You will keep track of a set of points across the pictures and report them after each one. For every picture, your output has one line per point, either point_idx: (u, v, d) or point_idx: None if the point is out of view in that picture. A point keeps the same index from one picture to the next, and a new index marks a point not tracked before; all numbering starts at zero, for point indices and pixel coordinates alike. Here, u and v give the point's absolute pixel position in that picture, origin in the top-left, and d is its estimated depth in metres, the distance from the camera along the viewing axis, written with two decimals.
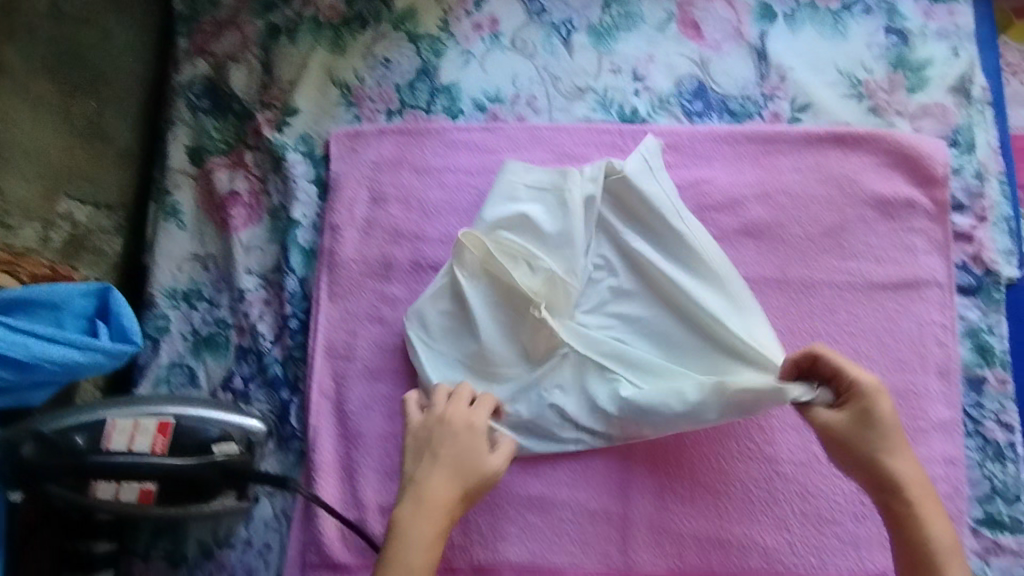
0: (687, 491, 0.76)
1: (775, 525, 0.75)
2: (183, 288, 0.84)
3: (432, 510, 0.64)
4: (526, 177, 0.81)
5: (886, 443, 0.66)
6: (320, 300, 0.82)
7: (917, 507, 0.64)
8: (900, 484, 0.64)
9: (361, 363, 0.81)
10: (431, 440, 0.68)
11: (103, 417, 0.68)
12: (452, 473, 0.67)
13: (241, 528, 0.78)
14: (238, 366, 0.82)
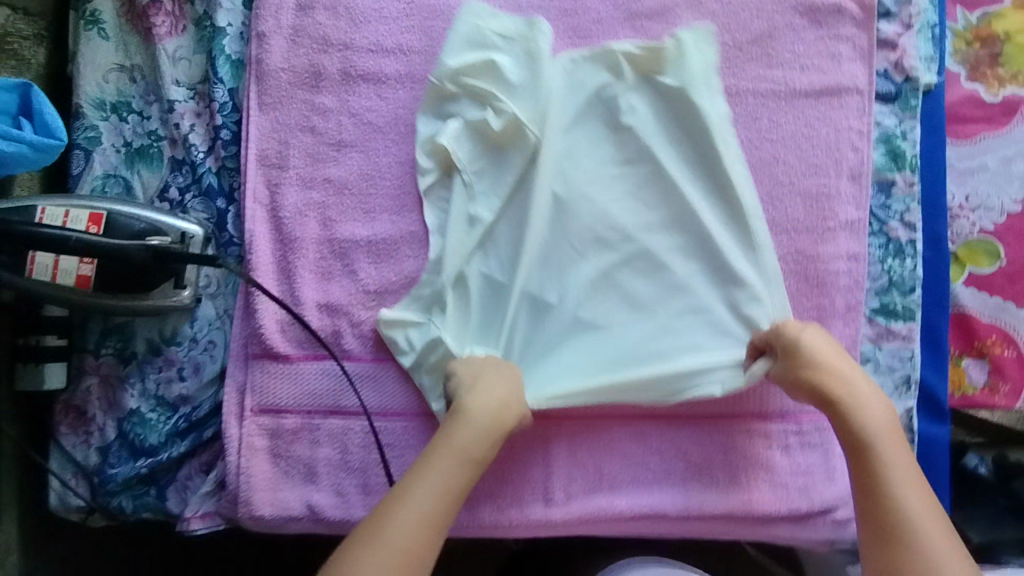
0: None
1: None
2: (111, 100, 0.84)
3: (451, 474, 0.65)
4: (492, 22, 0.81)
5: (836, 390, 0.68)
6: (250, 109, 0.83)
7: (860, 415, 0.67)
8: (853, 394, 0.68)
9: (294, 172, 0.82)
10: (455, 446, 0.66)
11: (33, 204, 0.72)
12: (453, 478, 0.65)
13: (185, 326, 0.81)
14: (173, 177, 0.83)
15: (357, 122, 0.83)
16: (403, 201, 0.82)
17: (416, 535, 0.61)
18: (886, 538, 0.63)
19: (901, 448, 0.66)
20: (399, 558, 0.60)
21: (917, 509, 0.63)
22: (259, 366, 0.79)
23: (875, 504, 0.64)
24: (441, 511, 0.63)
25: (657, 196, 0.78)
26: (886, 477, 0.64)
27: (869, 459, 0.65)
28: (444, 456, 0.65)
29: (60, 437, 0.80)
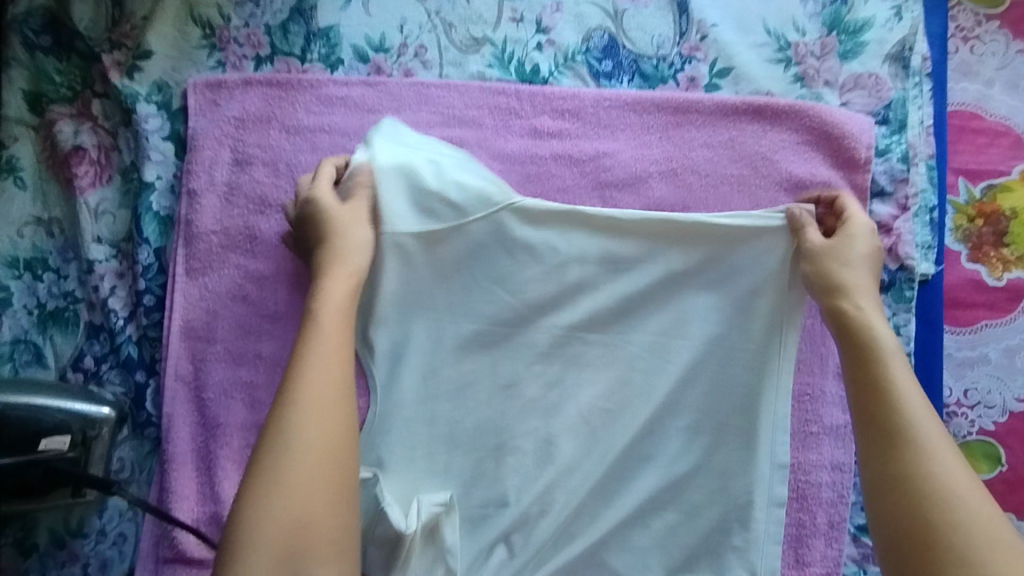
0: (570, 477, 0.73)
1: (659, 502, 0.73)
2: (25, 256, 0.76)
3: (331, 383, 0.56)
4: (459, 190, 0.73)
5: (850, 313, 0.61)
6: (176, 275, 0.75)
7: (892, 366, 0.55)
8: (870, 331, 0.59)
9: (222, 346, 0.74)
10: (322, 349, 0.57)
11: None
12: (341, 287, 0.64)
13: (93, 517, 0.73)
14: (88, 345, 0.76)
15: (291, 291, 0.75)
16: None
17: (309, 463, 0.52)
18: (919, 482, 0.49)
19: (914, 383, 0.54)
20: (316, 406, 0.54)
21: (933, 449, 0.50)
22: (168, 572, 0.71)
23: (902, 447, 0.51)
24: (330, 401, 0.55)
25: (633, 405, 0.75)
26: (906, 432, 0.51)
27: (882, 410, 0.53)
28: (320, 356, 0.57)
29: None
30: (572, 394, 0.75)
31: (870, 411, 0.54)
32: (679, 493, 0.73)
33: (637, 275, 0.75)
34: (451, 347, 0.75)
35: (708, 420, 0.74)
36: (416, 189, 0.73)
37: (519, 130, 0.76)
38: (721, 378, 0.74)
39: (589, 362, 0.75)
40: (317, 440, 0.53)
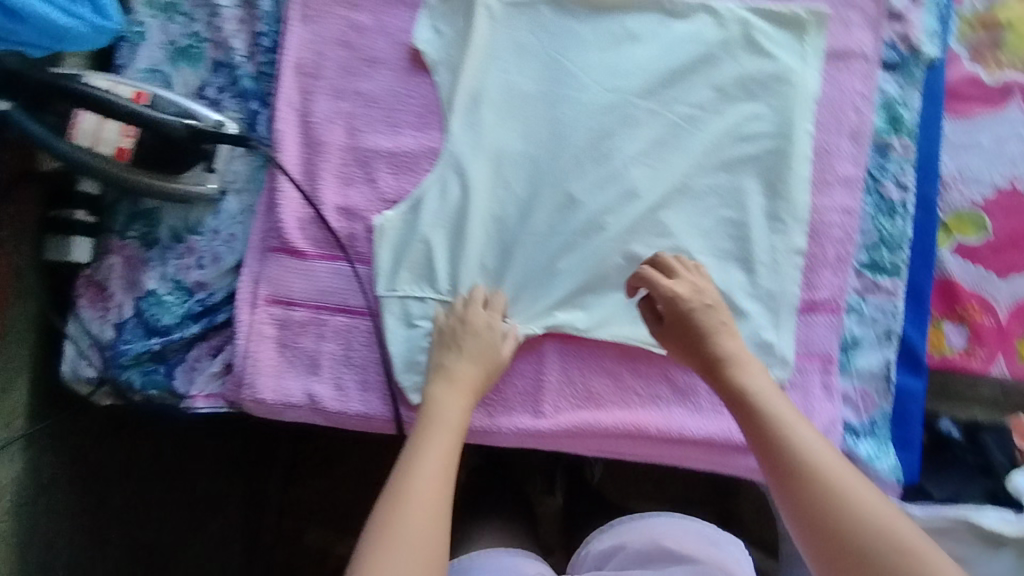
0: (625, 208, 0.84)
1: (696, 233, 0.84)
2: (163, 0, 0.88)
3: (448, 440, 0.69)
4: None
5: (705, 324, 0.72)
6: (292, 19, 0.87)
7: (744, 371, 0.69)
8: (716, 341, 0.71)
9: (328, 81, 0.87)
10: (451, 399, 0.73)
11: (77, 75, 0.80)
12: (462, 393, 0.74)
13: (208, 218, 0.86)
14: (212, 77, 0.88)
15: (389, 39, 0.87)
16: (427, 120, 0.87)
17: (419, 530, 0.61)
18: (801, 472, 0.60)
19: (760, 373, 0.68)
20: (422, 522, 0.61)
21: (797, 425, 0.63)
22: (275, 259, 0.83)
23: (784, 455, 0.62)
24: (437, 499, 0.64)
25: (673, 155, 0.85)
26: (785, 438, 0.62)
27: (756, 415, 0.65)
28: (452, 405, 0.73)
29: (79, 310, 0.84)
30: (621, 142, 0.85)
31: (764, 445, 0.63)
32: (712, 228, 0.84)
33: (686, 45, 0.86)
34: (520, 95, 0.86)
35: (740, 167, 0.85)
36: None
37: None
38: (754, 134, 0.85)
39: (640, 120, 0.86)
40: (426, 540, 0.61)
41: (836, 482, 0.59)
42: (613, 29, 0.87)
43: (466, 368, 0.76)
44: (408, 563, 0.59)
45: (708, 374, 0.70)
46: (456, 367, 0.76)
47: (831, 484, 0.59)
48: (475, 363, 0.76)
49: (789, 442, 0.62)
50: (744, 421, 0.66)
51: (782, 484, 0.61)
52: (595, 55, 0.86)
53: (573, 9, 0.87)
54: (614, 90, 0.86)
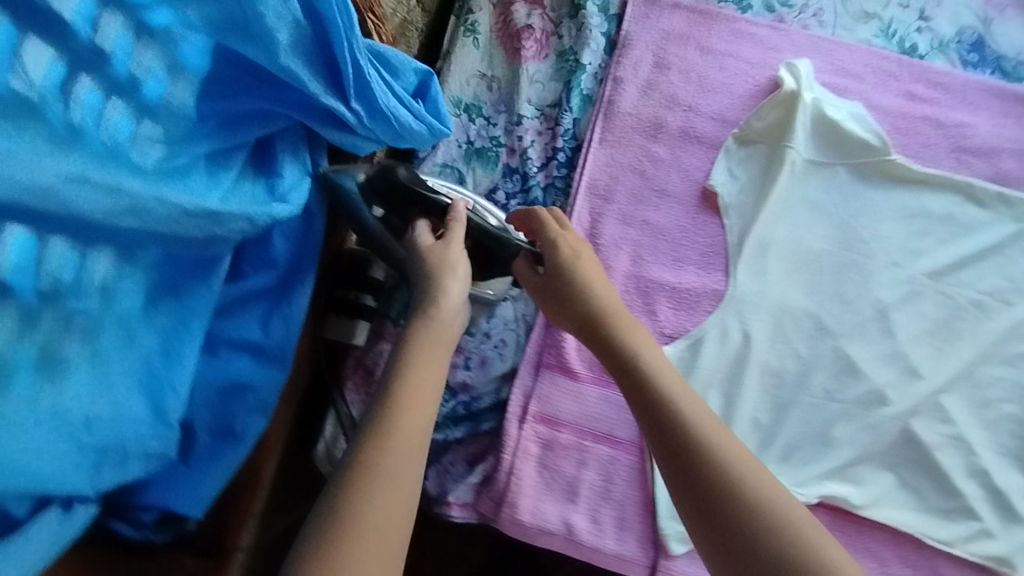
0: (911, 386, 0.81)
1: (981, 424, 0.81)
2: (468, 101, 0.91)
3: (407, 439, 0.58)
4: (851, 129, 0.87)
5: (637, 376, 0.64)
6: (593, 141, 0.89)
7: (642, 343, 0.67)
8: (654, 386, 0.63)
9: (618, 205, 0.87)
10: (415, 381, 0.63)
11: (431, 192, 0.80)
12: (428, 354, 0.66)
13: (482, 320, 0.85)
14: (504, 182, 0.89)
15: (683, 174, 0.89)
16: (710, 260, 0.86)
17: (388, 506, 0.54)
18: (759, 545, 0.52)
19: (712, 420, 0.60)
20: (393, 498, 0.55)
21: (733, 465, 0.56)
22: (548, 376, 0.82)
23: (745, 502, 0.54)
24: (410, 458, 0.57)
25: (957, 338, 0.84)
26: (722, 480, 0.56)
27: (697, 465, 0.57)
28: (419, 377, 0.63)
29: (345, 391, 0.83)
30: (907, 316, 0.84)
31: (648, 407, 0.62)
32: (996, 424, 0.81)
33: (982, 233, 0.86)
34: (808, 253, 0.86)
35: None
36: (814, 110, 0.88)
37: (895, 92, 0.90)
38: None
39: (929, 296, 0.85)
40: (393, 515, 0.54)
41: (716, 443, 0.57)
42: (910, 202, 0.87)
43: (424, 353, 0.66)
44: (372, 546, 0.52)
45: (588, 327, 0.70)
46: (412, 345, 0.66)
47: (715, 448, 0.57)
48: (437, 350, 0.67)
49: (664, 399, 0.61)
50: (626, 381, 0.65)
51: (662, 445, 0.59)
52: (889, 225, 0.87)
53: (872, 178, 0.87)
54: (904, 263, 0.86)
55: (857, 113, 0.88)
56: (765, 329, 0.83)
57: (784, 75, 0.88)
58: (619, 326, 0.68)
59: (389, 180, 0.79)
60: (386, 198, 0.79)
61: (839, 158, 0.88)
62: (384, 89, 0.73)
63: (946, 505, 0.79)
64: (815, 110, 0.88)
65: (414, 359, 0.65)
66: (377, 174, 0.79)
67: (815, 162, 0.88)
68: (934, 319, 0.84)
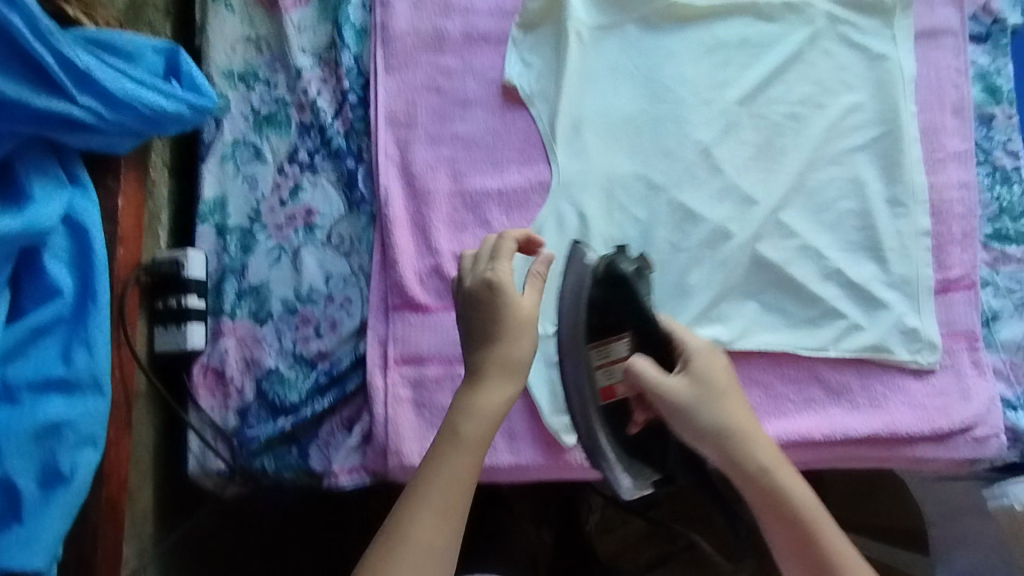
0: (747, 214, 0.82)
1: (821, 228, 0.83)
2: (239, 70, 0.86)
3: (467, 456, 0.60)
4: None
5: (730, 439, 0.64)
6: (378, 73, 0.85)
7: (707, 376, 0.66)
8: (736, 447, 0.64)
9: (423, 128, 0.85)
10: (485, 398, 0.62)
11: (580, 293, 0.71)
12: (497, 394, 0.62)
13: (321, 284, 0.82)
14: (302, 140, 0.85)
15: (478, 78, 0.86)
16: (530, 154, 0.84)
17: (428, 553, 0.57)
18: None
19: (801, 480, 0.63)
20: (426, 543, 0.57)
21: (837, 537, 0.62)
22: (400, 317, 0.80)
23: (813, 560, 0.61)
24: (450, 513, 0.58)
25: (781, 155, 0.84)
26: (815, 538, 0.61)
27: (786, 516, 0.62)
28: (480, 409, 0.62)
29: (198, 399, 0.79)
30: (728, 149, 0.84)
31: (728, 458, 0.64)
32: (838, 225, 0.83)
33: (778, 47, 0.87)
34: (620, 117, 0.85)
35: (850, 156, 0.85)
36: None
37: None
38: (857, 126, 0.86)
39: (745, 122, 0.85)
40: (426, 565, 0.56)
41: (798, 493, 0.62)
42: (701, 39, 0.87)
43: (496, 381, 0.63)
44: None
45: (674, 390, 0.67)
46: (485, 373, 0.63)
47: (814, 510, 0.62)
48: (503, 382, 0.63)
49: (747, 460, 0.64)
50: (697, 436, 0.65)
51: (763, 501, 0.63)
52: (688, 68, 0.86)
53: (659, 27, 0.87)
54: (714, 99, 0.85)
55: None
56: (596, 202, 0.82)
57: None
58: (724, 406, 0.65)
59: (614, 292, 0.71)
60: (594, 310, 0.71)
61: (621, 18, 0.87)
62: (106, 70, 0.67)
63: (809, 314, 0.81)
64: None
65: (474, 392, 0.63)
66: (602, 273, 0.71)
67: (599, 28, 0.87)
68: (754, 142, 0.85)
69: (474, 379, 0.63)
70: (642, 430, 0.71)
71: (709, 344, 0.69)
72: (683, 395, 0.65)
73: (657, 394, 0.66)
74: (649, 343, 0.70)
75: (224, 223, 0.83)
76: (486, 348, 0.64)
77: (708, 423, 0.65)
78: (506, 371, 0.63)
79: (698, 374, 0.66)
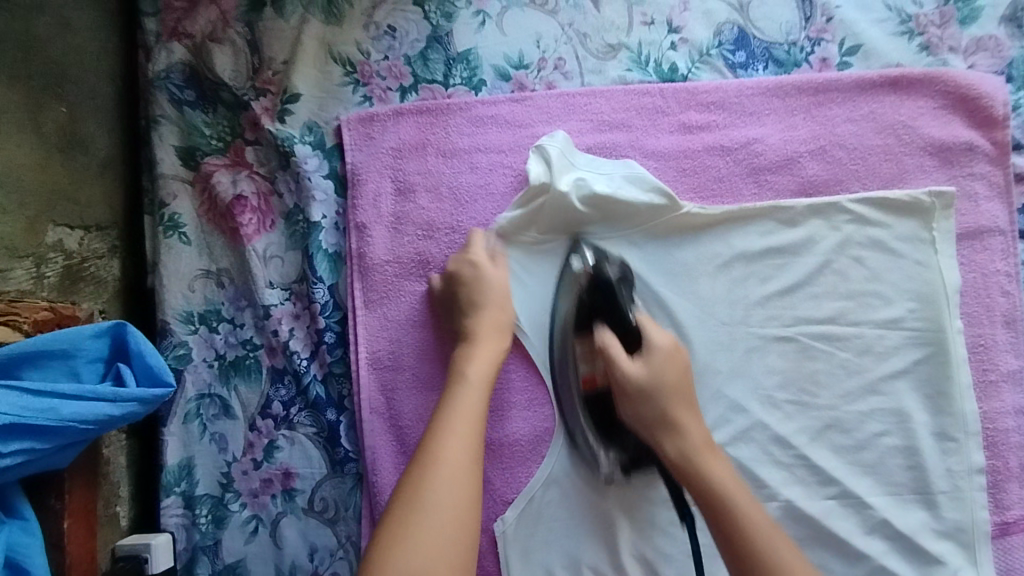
0: (779, 461, 0.74)
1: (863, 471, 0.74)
2: (199, 310, 0.76)
3: (466, 437, 0.63)
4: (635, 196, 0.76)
5: (666, 425, 0.68)
6: (355, 308, 0.75)
7: (683, 431, 0.67)
8: (695, 470, 0.65)
9: (410, 372, 0.75)
10: (478, 370, 0.68)
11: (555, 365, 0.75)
12: (482, 363, 0.68)
13: (303, 559, 0.73)
14: (275, 390, 0.75)
15: None
16: (533, 396, 0.75)
17: (450, 506, 0.59)
18: (739, 544, 0.60)
19: (727, 466, 0.66)
20: (447, 519, 0.58)
21: (757, 515, 0.62)
22: None
23: (726, 522, 0.62)
24: (462, 470, 0.61)
25: (815, 385, 0.75)
26: (731, 509, 0.62)
27: (705, 488, 0.64)
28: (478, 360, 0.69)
29: None
30: (752, 381, 0.76)
31: (699, 490, 0.64)
32: (883, 464, 0.74)
33: (806, 255, 0.77)
34: None
35: (894, 383, 0.75)
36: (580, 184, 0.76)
37: (669, 127, 0.79)
38: (901, 346, 0.76)
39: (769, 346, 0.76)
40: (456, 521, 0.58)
41: (736, 504, 0.62)
42: (722, 250, 0.77)
43: (476, 351, 0.70)
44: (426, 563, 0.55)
45: (647, 425, 0.69)
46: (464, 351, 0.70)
47: (760, 535, 0.60)
48: (496, 307, 0.72)
49: (704, 484, 0.64)
50: (673, 462, 0.67)
51: (725, 540, 0.61)
52: (706, 286, 0.77)
53: (675, 241, 0.77)
54: (733, 322, 0.76)
55: (635, 173, 0.76)
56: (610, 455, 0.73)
57: (533, 165, 0.75)
58: (671, 408, 0.68)
59: (599, 294, 0.75)
60: (589, 311, 0.74)
61: (633, 233, 0.76)
62: (34, 398, 0.58)
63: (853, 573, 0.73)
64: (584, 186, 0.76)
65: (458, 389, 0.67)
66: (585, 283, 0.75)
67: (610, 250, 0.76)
68: (782, 371, 0.76)
69: (458, 383, 0.67)
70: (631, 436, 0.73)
71: (672, 344, 0.71)
72: (643, 380, 0.68)
73: (619, 380, 0.69)
74: (627, 338, 0.72)
75: (192, 492, 0.74)
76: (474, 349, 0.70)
77: (674, 454, 0.67)
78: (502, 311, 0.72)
79: (654, 365, 0.69)
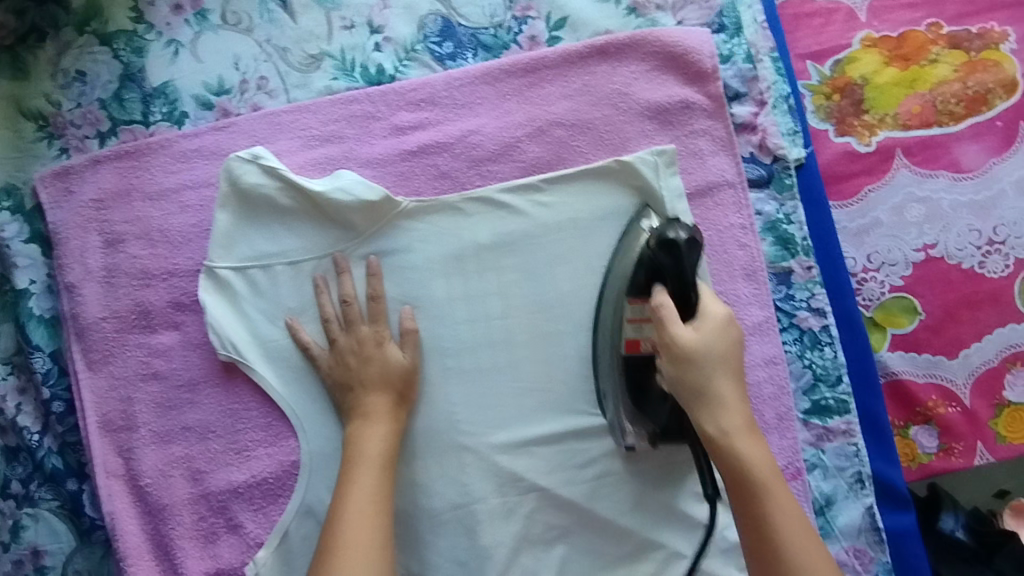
0: (537, 451, 0.74)
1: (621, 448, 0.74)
2: None
3: (366, 446, 0.68)
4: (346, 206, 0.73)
5: (705, 374, 0.63)
6: (77, 371, 0.72)
7: (721, 415, 0.63)
8: (743, 467, 0.61)
9: (147, 427, 0.72)
10: (378, 375, 0.70)
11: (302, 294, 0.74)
12: (379, 383, 0.70)
13: None
14: (10, 470, 0.73)
15: (199, 349, 0.73)
16: (278, 429, 0.73)
17: (366, 509, 0.64)
18: (759, 535, 0.59)
19: (760, 446, 0.62)
20: (363, 520, 0.63)
21: (776, 491, 0.60)
22: None
23: (744, 490, 0.60)
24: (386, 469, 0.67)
25: (564, 370, 0.75)
26: (740, 464, 0.61)
27: (734, 467, 0.61)
28: (374, 379, 0.70)
29: None
30: (500, 378, 0.75)
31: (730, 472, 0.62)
32: None
33: (538, 240, 0.76)
34: None
35: None
36: (294, 198, 0.73)
37: (382, 132, 0.76)
38: None
39: (514, 338, 0.75)
40: (373, 522, 0.63)
41: (770, 495, 0.60)
42: (450, 246, 0.75)
43: (381, 367, 0.71)
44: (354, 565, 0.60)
45: (689, 399, 0.64)
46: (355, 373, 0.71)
47: (767, 503, 0.59)
48: (348, 349, 0.71)
49: (749, 478, 0.60)
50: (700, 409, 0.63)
51: (734, 488, 0.61)
52: (440, 288, 0.75)
53: (402, 246, 0.75)
54: (472, 319, 0.75)
55: (345, 184, 0.73)
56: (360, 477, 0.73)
57: (225, 197, 0.73)
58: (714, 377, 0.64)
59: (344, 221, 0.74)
60: (646, 269, 0.68)
61: (352, 245, 0.74)
62: None
63: (619, 551, 0.73)
64: (298, 202, 0.73)
65: (364, 396, 0.70)
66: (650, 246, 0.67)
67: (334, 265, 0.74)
68: (528, 361, 0.75)
69: (359, 392, 0.70)
70: (663, 415, 0.70)
71: (727, 318, 0.65)
72: (693, 347, 0.63)
73: (666, 342, 0.64)
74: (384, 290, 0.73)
75: None
76: (370, 375, 0.70)
77: (691, 383, 0.64)
78: (347, 347, 0.71)
79: (706, 334, 0.64)
